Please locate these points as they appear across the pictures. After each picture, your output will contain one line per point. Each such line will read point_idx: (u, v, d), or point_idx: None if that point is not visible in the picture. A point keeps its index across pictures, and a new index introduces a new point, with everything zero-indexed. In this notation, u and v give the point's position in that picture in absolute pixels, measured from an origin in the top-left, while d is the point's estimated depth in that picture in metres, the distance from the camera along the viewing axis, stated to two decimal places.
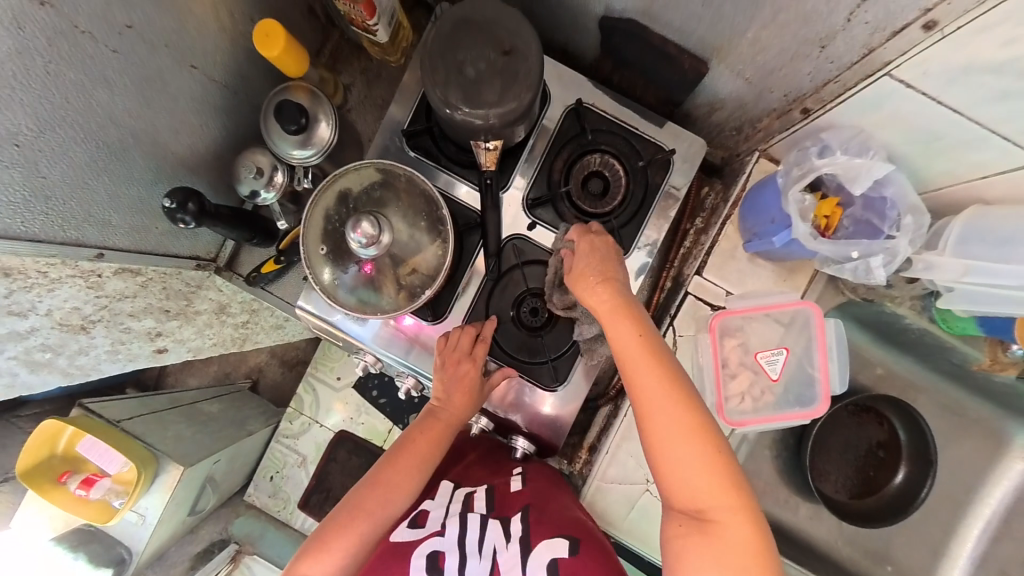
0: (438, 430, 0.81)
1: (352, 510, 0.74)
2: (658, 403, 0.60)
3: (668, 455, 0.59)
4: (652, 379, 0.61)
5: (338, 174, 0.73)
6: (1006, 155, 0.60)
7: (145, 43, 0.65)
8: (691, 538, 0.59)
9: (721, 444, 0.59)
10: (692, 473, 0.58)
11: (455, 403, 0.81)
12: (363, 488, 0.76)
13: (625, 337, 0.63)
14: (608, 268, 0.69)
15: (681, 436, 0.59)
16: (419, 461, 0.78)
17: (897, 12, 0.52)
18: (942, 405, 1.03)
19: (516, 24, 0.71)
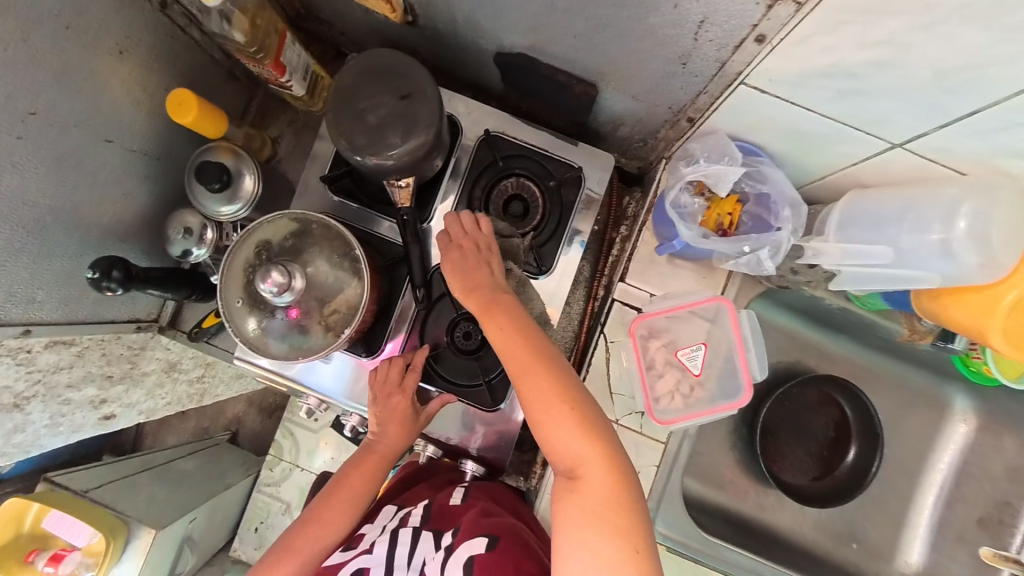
0: (373, 462, 0.84)
1: (290, 542, 0.80)
2: (527, 370, 0.65)
3: (541, 417, 0.64)
4: (520, 351, 0.66)
5: (253, 228, 0.76)
6: (865, 146, 0.63)
7: (53, 126, 0.68)
8: (566, 499, 0.62)
9: (586, 408, 0.64)
10: (564, 434, 0.63)
11: (389, 435, 0.84)
12: (300, 522, 0.81)
13: (497, 325, 0.70)
14: (479, 275, 0.74)
15: (549, 400, 0.63)
16: (354, 495, 0.82)
17: (731, 30, 0.54)
18: (881, 378, 1.07)
19: (411, 70, 0.75)
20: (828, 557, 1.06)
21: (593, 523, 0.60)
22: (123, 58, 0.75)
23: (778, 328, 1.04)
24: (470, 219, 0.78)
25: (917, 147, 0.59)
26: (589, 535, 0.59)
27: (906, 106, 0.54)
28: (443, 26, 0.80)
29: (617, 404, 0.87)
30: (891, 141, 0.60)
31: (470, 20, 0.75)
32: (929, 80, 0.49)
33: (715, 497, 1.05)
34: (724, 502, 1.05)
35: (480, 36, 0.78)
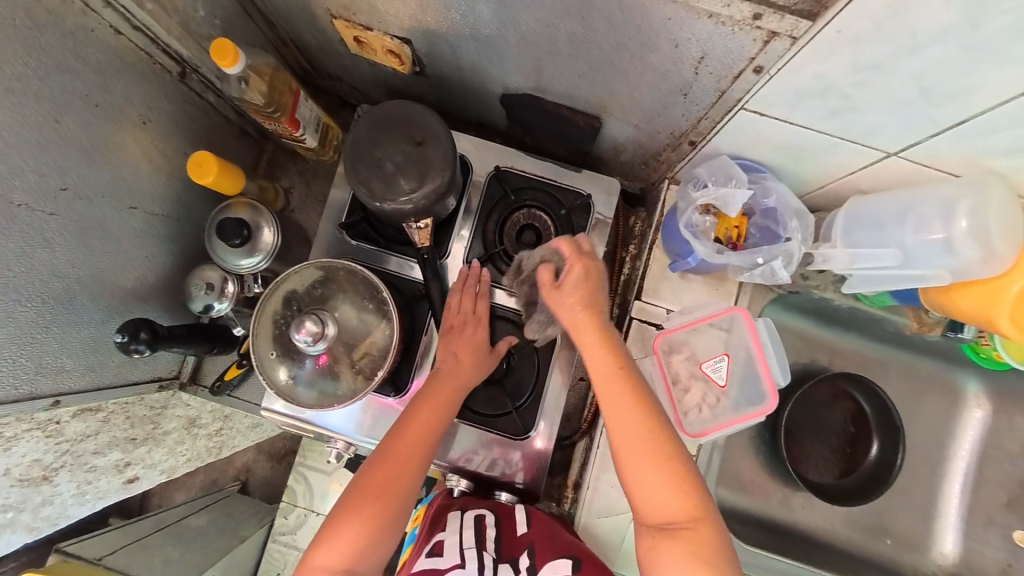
0: (444, 396, 0.79)
1: (363, 492, 0.71)
2: (620, 418, 0.66)
3: (629, 465, 0.65)
4: (620, 403, 0.66)
5: (281, 280, 0.78)
6: (860, 155, 0.67)
7: (81, 199, 0.70)
8: (656, 543, 0.64)
9: (678, 454, 0.64)
10: (657, 488, 0.63)
11: (461, 368, 0.82)
12: (370, 470, 0.73)
13: (598, 353, 0.69)
14: (595, 293, 0.71)
15: (638, 449, 0.64)
16: (425, 437, 0.76)
17: (730, 63, 0.59)
18: (895, 371, 1.09)
19: (423, 118, 0.78)
20: (864, 554, 1.06)
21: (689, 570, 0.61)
22: (146, 127, 0.77)
23: (790, 330, 1.07)
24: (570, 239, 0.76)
25: (911, 153, 0.63)
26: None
27: (894, 120, 0.58)
28: (449, 72, 0.84)
29: None
30: (884, 149, 0.64)
31: (476, 66, 0.79)
32: (916, 97, 0.54)
33: (747, 504, 1.06)
34: (754, 509, 1.06)
35: (486, 80, 0.83)
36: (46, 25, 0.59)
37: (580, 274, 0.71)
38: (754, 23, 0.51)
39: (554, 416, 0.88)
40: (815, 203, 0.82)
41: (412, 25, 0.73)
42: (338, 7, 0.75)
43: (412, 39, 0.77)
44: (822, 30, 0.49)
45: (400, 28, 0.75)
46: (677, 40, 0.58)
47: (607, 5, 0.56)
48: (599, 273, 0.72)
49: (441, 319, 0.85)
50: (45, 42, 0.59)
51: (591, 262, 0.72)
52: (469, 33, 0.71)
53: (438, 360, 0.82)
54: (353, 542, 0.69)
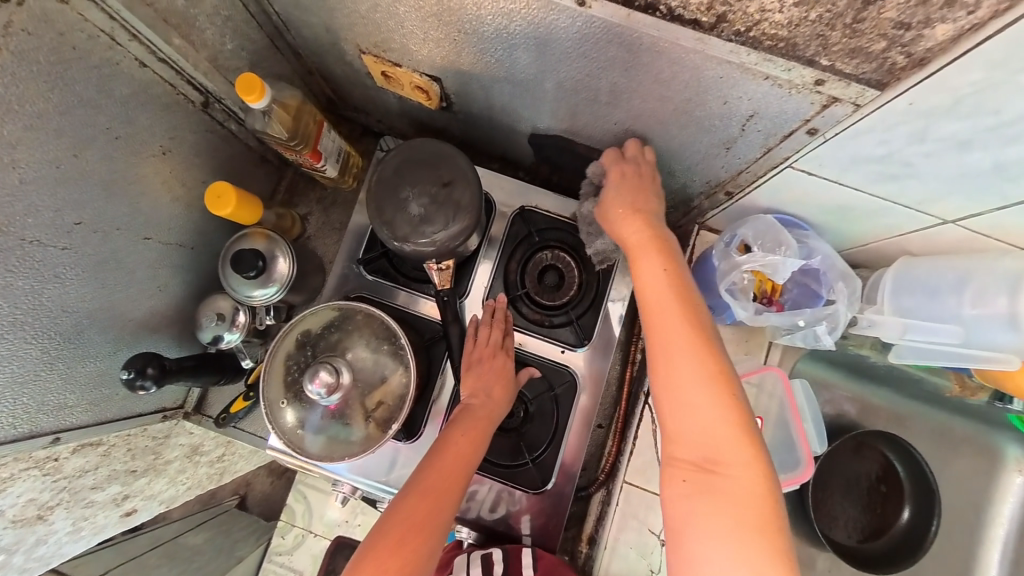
0: (479, 430, 0.73)
1: (401, 524, 0.62)
2: (672, 332, 0.57)
3: (678, 393, 0.56)
4: (677, 320, 0.58)
5: (296, 321, 0.75)
6: (913, 220, 0.63)
7: (96, 233, 0.68)
8: (694, 491, 0.55)
9: (735, 389, 0.55)
10: (703, 414, 0.55)
11: (493, 402, 0.77)
12: (409, 499, 0.64)
13: (653, 267, 0.62)
14: (648, 198, 0.68)
15: (693, 377, 0.55)
16: (463, 466, 0.69)
17: (783, 122, 0.55)
18: (931, 431, 1.02)
19: (450, 159, 0.76)
20: None
21: (734, 525, 0.52)
22: (166, 157, 0.75)
23: (822, 383, 1.02)
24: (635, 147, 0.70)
25: (971, 223, 0.58)
26: (735, 545, 0.52)
27: (958, 190, 0.54)
28: (477, 110, 0.81)
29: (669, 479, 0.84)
30: (942, 217, 0.60)
31: (506, 107, 0.77)
32: (988, 170, 0.50)
33: None
34: None
35: (516, 120, 0.80)
36: (72, 60, 0.57)
37: (633, 173, 0.69)
38: (816, 87, 0.48)
39: (573, 469, 0.84)
40: (856, 259, 0.78)
41: (445, 65, 0.71)
42: (369, 44, 0.73)
43: (442, 77, 0.75)
44: (893, 100, 0.46)
45: (431, 67, 0.73)
46: (728, 97, 0.55)
47: (656, 59, 0.53)
48: (655, 178, 0.70)
49: (467, 353, 0.81)
50: (70, 77, 0.58)
51: (654, 154, 0.71)
52: (504, 76, 0.68)
53: (466, 393, 0.77)
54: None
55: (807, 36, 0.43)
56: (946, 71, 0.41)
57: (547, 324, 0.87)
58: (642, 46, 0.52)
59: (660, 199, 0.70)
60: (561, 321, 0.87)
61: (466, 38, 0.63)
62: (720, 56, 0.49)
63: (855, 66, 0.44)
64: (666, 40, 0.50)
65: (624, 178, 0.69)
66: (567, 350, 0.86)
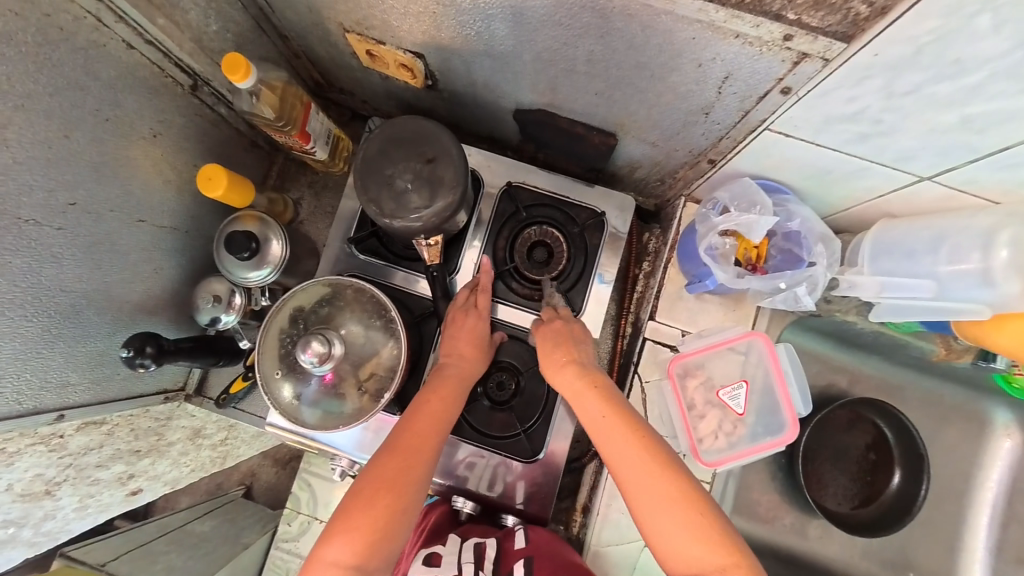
0: (450, 387, 0.73)
1: (372, 483, 0.63)
2: (632, 478, 0.62)
3: (654, 526, 0.61)
4: (629, 458, 0.62)
5: (287, 297, 0.76)
6: (890, 179, 0.63)
7: (90, 214, 0.69)
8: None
9: (709, 511, 0.61)
10: (681, 540, 0.60)
11: (465, 361, 0.77)
12: (381, 458, 0.65)
13: (603, 411, 0.66)
14: (569, 351, 0.72)
15: (666, 516, 0.60)
16: (436, 426, 0.69)
17: (757, 83, 0.56)
18: (920, 398, 1.04)
19: (435, 135, 0.77)
20: None
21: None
22: (156, 140, 0.77)
23: (811, 353, 1.03)
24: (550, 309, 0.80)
25: (946, 179, 0.59)
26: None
27: (929, 145, 0.55)
28: (461, 87, 0.82)
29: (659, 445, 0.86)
30: (918, 174, 0.60)
31: (489, 83, 0.78)
32: (958, 124, 0.51)
33: (762, 535, 1.01)
34: (769, 539, 1.02)
35: (499, 96, 0.81)
36: (58, 41, 0.59)
37: (552, 330, 0.75)
38: (784, 43, 0.49)
39: (563, 437, 0.86)
40: (839, 225, 0.79)
41: (426, 40, 0.72)
42: (351, 22, 0.74)
43: (425, 54, 0.76)
44: (858, 53, 0.46)
45: (413, 43, 0.73)
46: (701, 60, 0.56)
47: (629, 24, 0.54)
48: (580, 330, 0.76)
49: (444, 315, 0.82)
50: (57, 58, 0.59)
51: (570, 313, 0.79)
52: (484, 49, 0.69)
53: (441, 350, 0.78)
54: (361, 538, 0.61)
55: None
56: (907, 18, 0.42)
57: (536, 299, 0.89)
58: (614, 10, 0.53)
59: (586, 342, 0.74)
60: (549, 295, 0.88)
61: (445, 11, 0.64)
62: (689, 16, 0.50)
63: (820, 18, 0.45)
64: (636, 3, 0.51)
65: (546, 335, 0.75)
66: None
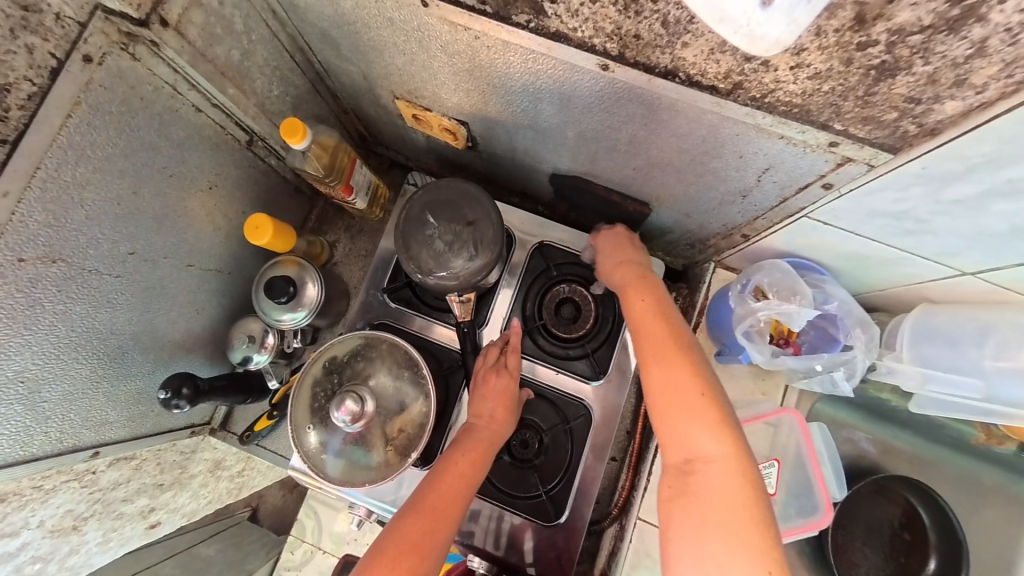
0: (480, 451, 0.73)
1: (398, 545, 0.62)
2: (655, 356, 0.64)
3: (663, 401, 0.61)
4: (656, 337, 0.65)
5: (324, 348, 0.78)
6: (932, 270, 0.63)
7: (146, 261, 0.73)
8: (678, 491, 0.59)
9: (718, 400, 0.60)
10: (690, 427, 0.59)
11: (497, 424, 0.77)
12: (408, 518, 0.65)
13: (640, 299, 0.70)
14: (628, 251, 0.77)
15: (668, 387, 0.61)
16: (463, 490, 0.69)
17: (797, 176, 0.57)
18: (957, 477, 0.99)
19: (476, 199, 0.79)
20: None
21: (719, 518, 0.55)
22: (211, 191, 0.81)
23: (839, 423, 1.02)
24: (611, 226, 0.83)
25: (991, 277, 0.58)
26: (721, 541, 0.54)
27: (974, 247, 0.55)
28: (500, 150, 0.86)
29: None
30: (959, 269, 0.60)
31: (529, 150, 0.81)
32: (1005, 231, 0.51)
33: None
34: None
35: (538, 161, 0.84)
36: (138, 109, 0.63)
37: (614, 237, 0.81)
38: (829, 148, 0.50)
39: (585, 506, 0.84)
40: (874, 303, 0.79)
41: (472, 111, 0.75)
42: (402, 91, 0.78)
43: (470, 122, 0.79)
44: (905, 163, 0.47)
45: (459, 113, 0.77)
46: (744, 152, 0.57)
47: (674, 116, 0.56)
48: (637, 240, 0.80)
49: (474, 373, 0.82)
50: (136, 123, 0.64)
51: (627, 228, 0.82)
52: (528, 123, 0.72)
53: (470, 412, 0.78)
54: None
55: (820, 104, 0.46)
56: (956, 141, 0.42)
57: (562, 356, 0.89)
58: (661, 105, 0.55)
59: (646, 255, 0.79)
60: (576, 353, 0.88)
61: (494, 91, 0.67)
62: (737, 117, 0.51)
63: (868, 131, 0.46)
64: (684, 101, 0.53)
65: (609, 245, 0.80)
66: (581, 382, 0.87)
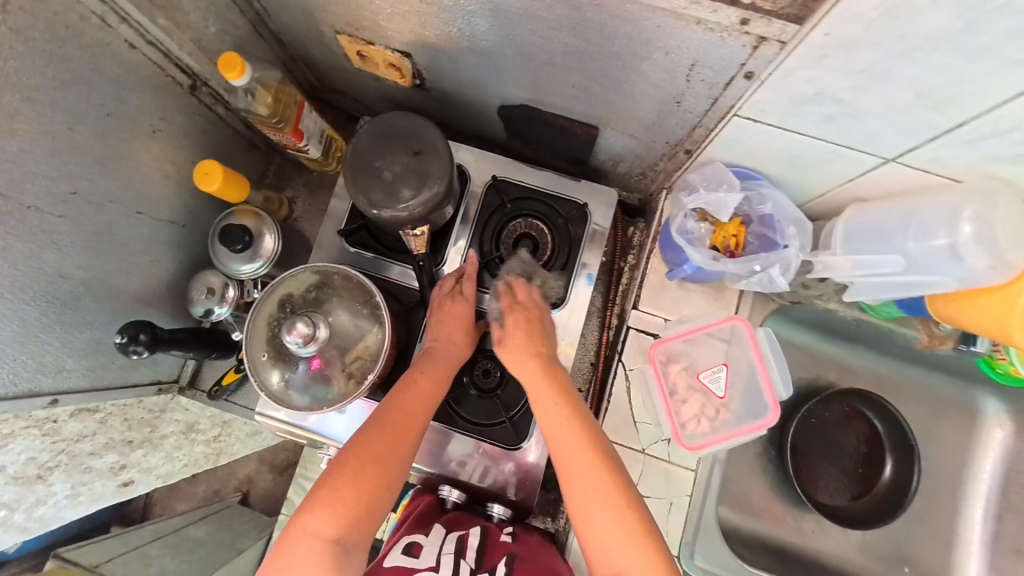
0: (440, 371, 0.75)
1: (361, 456, 0.64)
2: (571, 487, 0.64)
3: (584, 516, 0.63)
4: (573, 439, 0.66)
5: (278, 283, 0.79)
6: (859, 162, 0.65)
7: (91, 204, 0.72)
8: None
9: (621, 474, 0.64)
10: (608, 528, 0.62)
11: (454, 346, 0.78)
12: (370, 432, 0.66)
13: (557, 406, 0.68)
14: (540, 339, 0.75)
15: (602, 496, 0.63)
16: (425, 406, 0.71)
17: (721, 70, 0.59)
18: (910, 390, 1.03)
19: (423, 129, 0.80)
20: None
21: None
22: (156, 136, 0.80)
23: (794, 344, 1.03)
24: (525, 289, 0.81)
25: (911, 159, 0.61)
26: None
27: (891, 125, 0.57)
28: (447, 85, 0.86)
29: (642, 433, 0.84)
30: (883, 156, 0.62)
31: (474, 79, 0.81)
32: (913, 101, 0.53)
33: (755, 528, 0.99)
34: (761, 533, 0.99)
35: (485, 92, 0.85)
36: (66, 38, 0.63)
37: (524, 319, 0.76)
38: (743, 27, 0.51)
39: None
40: (815, 212, 0.81)
41: (413, 39, 0.76)
42: (342, 24, 0.78)
43: (412, 53, 0.80)
44: (811, 33, 0.49)
45: (401, 42, 0.77)
46: (668, 47, 0.58)
47: (598, 13, 0.57)
48: (543, 318, 0.78)
49: (431, 302, 0.83)
50: (65, 53, 0.63)
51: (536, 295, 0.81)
52: (467, 45, 0.73)
53: (430, 335, 0.79)
54: (346, 510, 0.61)
55: None
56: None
57: None
58: (584, 1, 0.56)
59: (552, 337, 0.77)
60: None
61: (429, 9, 0.68)
62: (653, 3, 0.53)
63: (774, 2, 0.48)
64: None
65: (521, 325, 0.76)
66: None
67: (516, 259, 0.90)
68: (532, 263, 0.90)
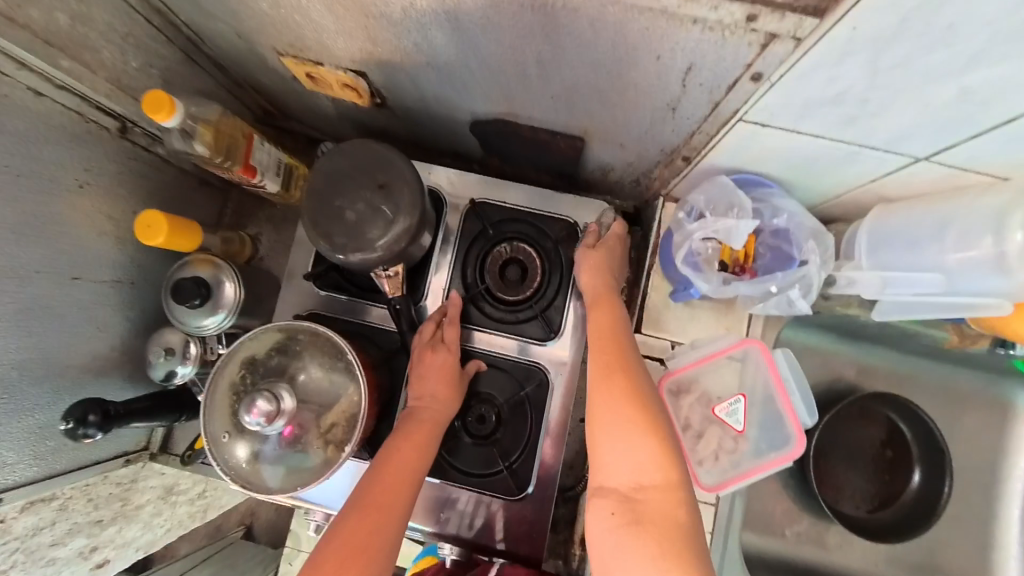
0: (424, 432, 0.68)
1: (342, 548, 0.55)
2: (591, 389, 0.60)
3: (594, 410, 0.58)
4: (600, 343, 0.63)
5: (236, 347, 0.70)
6: (884, 162, 0.57)
7: (12, 279, 0.63)
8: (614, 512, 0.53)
9: (648, 394, 0.58)
10: (619, 439, 0.55)
11: (439, 403, 0.72)
12: (350, 517, 0.58)
13: (602, 316, 0.67)
14: (612, 266, 0.75)
15: (618, 414, 0.57)
16: (410, 474, 0.64)
17: (722, 73, 0.50)
18: (934, 387, 0.96)
19: (385, 159, 0.71)
20: None
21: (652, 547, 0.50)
22: (84, 191, 0.71)
23: (809, 348, 0.96)
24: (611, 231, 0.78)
25: (945, 158, 0.53)
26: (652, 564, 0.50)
27: (926, 122, 0.49)
28: (411, 103, 0.77)
29: None
30: (912, 157, 0.54)
31: (440, 96, 0.72)
32: (953, 97, 0.45)
33: (780, 549, 0.92)
34: (788, 554, 0.92)
35: (453, 109, 0.75)
36: None
37: (605, 254, 0.76)
38: (749, 25, 0.43)
39: (551, 472, 0.78)
40: (831, 214, 0.73)
41: (365, 57, 0.66)
42: (284, 45, 0.68)
43: (367, 72, 0.70)
44: (835, 28, 0.40)
45: (351, 61, 0.68)
46: (659, 52, 0.50)
47: (574, 19, 0.48)
48: (620, 260, 0.78)
49: (412, 353, 0.76)
50: None
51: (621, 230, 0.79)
52: (426, 60, 0.63)
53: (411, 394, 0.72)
54: None
55: None
56: None
57: (512, 322, 0.82)
58: (556, 6, 0.47)
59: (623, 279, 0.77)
60: (526, 317, 0.81)
61: (377, 24, 0.58)
62: (639, 4, 0.44)
63: None
64: None
65: (607, 267, 0.75)
66: (535, 345, 0.81)
67: (505, 291, 0.82)
68: (523, 293, 0.82)
